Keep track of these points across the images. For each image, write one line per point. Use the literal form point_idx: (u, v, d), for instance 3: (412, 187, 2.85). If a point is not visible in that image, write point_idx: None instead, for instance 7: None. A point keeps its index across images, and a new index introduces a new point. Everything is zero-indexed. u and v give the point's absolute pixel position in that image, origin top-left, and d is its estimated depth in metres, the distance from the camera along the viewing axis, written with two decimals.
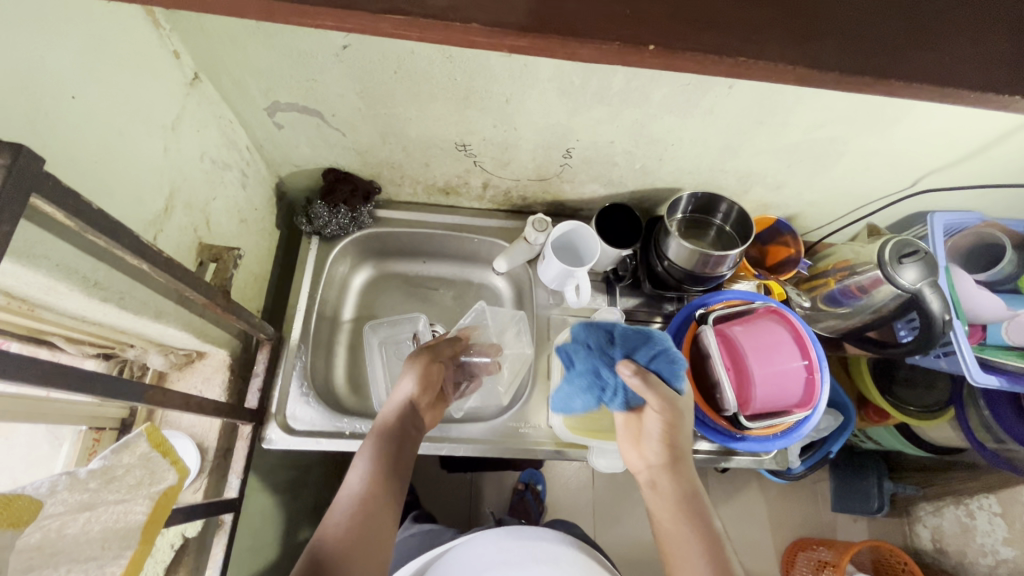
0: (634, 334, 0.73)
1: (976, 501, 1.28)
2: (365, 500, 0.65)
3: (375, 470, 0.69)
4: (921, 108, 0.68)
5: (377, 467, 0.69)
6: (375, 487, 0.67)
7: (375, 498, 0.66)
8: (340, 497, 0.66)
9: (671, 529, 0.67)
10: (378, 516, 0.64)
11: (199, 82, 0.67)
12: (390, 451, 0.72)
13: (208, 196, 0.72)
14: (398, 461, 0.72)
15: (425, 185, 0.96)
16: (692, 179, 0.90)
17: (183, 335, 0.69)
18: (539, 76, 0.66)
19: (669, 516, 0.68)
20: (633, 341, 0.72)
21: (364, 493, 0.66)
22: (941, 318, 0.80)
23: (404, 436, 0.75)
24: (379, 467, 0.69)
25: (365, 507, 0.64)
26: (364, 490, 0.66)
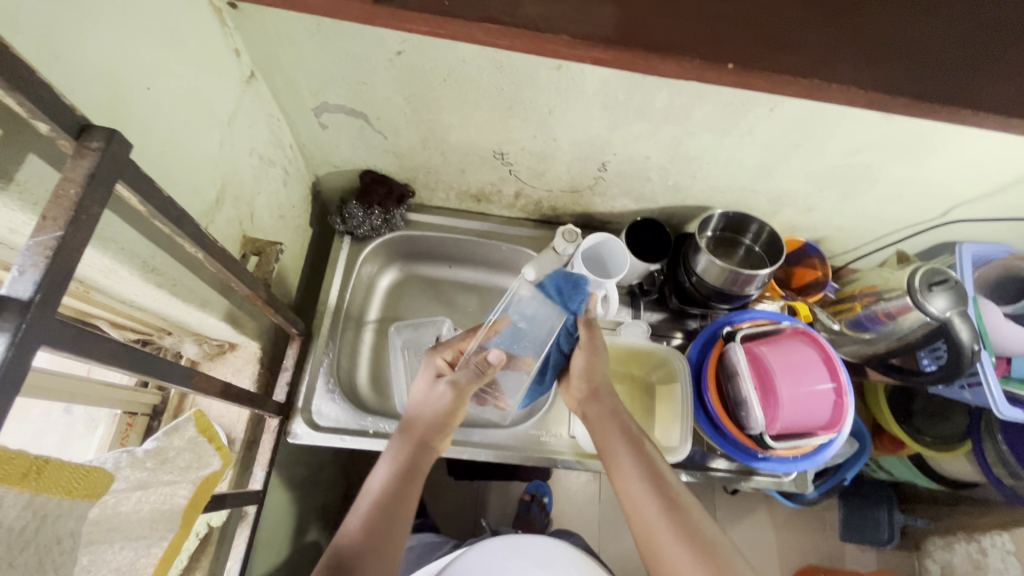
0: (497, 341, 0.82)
1: (988, 537, 1.25)
2: (372, 523, 0.63)
3: (380, 498, 0.66)
4: (958, 138, 0.70)
5: (383, 493, 0.66)
6: (381, 511, 0.64)
7: (381, 523, 0.63)
8: (351, 518, 0.65)
9: (636, 498, 0.68)
10: (388, 536, 0.62)
11: (254, 80, 0.70)
12: (400, 481, 0.68)
13: (254, 191, 0.74)
14: (408, 487, 0.68)
15: (458, 192, 0.98)
16: (723, 198, 0.91)
17: (222, 325, 0.70)
18: (584, 89, 0.68)
19: (633, 487, 0.69)
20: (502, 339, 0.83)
21: (369, 518, 0.63)
22: (970, 348, 0.80)
23: (415, 468, 0.71)
24: (384, 495, 0.66)
25: (370, 532, 0.62)
26: (369, 516, 0.64)
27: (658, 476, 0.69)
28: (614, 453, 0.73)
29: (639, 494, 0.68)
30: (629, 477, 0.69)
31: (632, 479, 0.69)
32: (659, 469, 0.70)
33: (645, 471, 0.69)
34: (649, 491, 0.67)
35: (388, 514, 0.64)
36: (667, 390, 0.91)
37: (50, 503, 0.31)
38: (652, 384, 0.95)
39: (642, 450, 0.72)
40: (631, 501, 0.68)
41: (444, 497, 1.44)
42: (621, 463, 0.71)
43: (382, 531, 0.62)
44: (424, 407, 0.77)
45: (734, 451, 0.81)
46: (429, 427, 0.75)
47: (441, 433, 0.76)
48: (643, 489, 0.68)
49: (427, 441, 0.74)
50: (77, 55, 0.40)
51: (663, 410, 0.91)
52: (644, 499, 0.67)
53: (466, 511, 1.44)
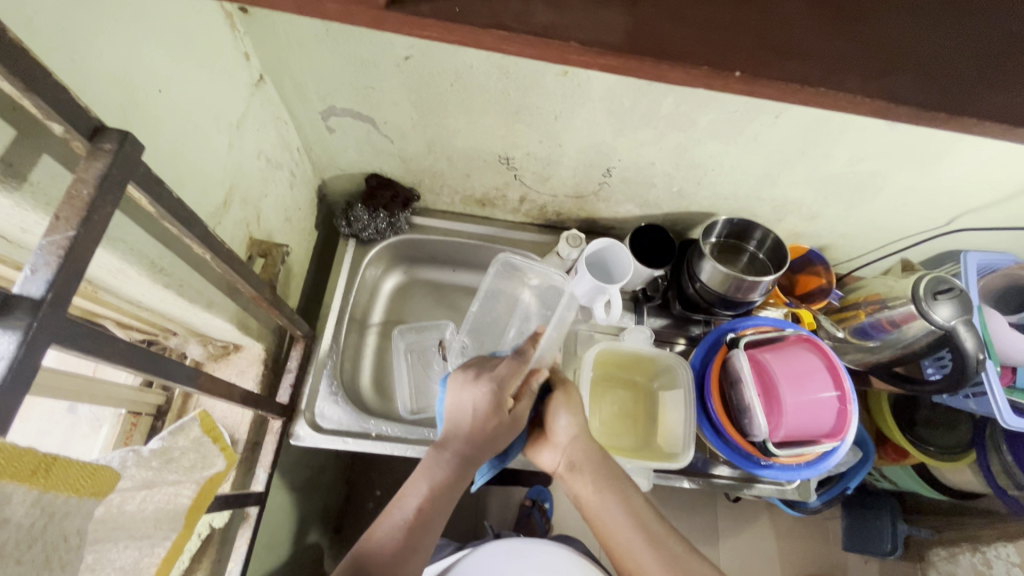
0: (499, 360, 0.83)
1: (993, 549, 1.24)
2: (412, 531, 0.62)
3: (425, 507, 0.64)
4: (964, 148, 0.70)
5: (427, 504, 0.64)
6: (423, 521, 0.63)
7: (421, 532, 0.62)
8: (381, 523, 0.63)
9: (604, 511, 0.69)
10: (421, 547, 0.62)
11: (263, 83, 0.70)
12: (444, 492, 0.66)
13: (260, 193, 0.74)
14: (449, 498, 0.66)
15: (463, 196, 0.98)
16: (727, 205, 0.91)
17: (227, 326, 0.71)
18: (591, 96, 0.69)
19: (630, 541, 0.66)
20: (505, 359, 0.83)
21: (411, 526, 0.62)
22: (976, 357, 0.80)
23: (459, 475, 0.68)
24: (428, 506, 0.64)
25: (410, 539, 0.61)
26: (410, 525, 0.62)
27: (651, 531, 0.67)
28: (600, 504, 0.70)
29: (633, 542, 0.66)
30: (620, 526, 0.68)
31: (627, 534, 0.67)
32: (651, 522, 0.68)
33: (636, 525, 0.67)
34: (646, 545, 0.65)
35: (431, 525, 0.63)
36: (669, 396, 0.91)
37: (58, 500, 0.31)
38: (654, 391, 0.95)
39: (632, 504, 0.69)
40: (626, 552, 0.66)
41: None
42: (610, 516, 0.68)
43: (419, 538, 0.62)
44: (468, 411, 0.71)
45: (737, 458, 0.81)
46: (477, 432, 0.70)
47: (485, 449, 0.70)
48: (640, 541, 0.66)
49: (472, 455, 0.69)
50: (92, 58, 0.41)
51: (664, 417, 0.91)
52: (613, 513, 0.69)
53: (466, 515, 1.44)
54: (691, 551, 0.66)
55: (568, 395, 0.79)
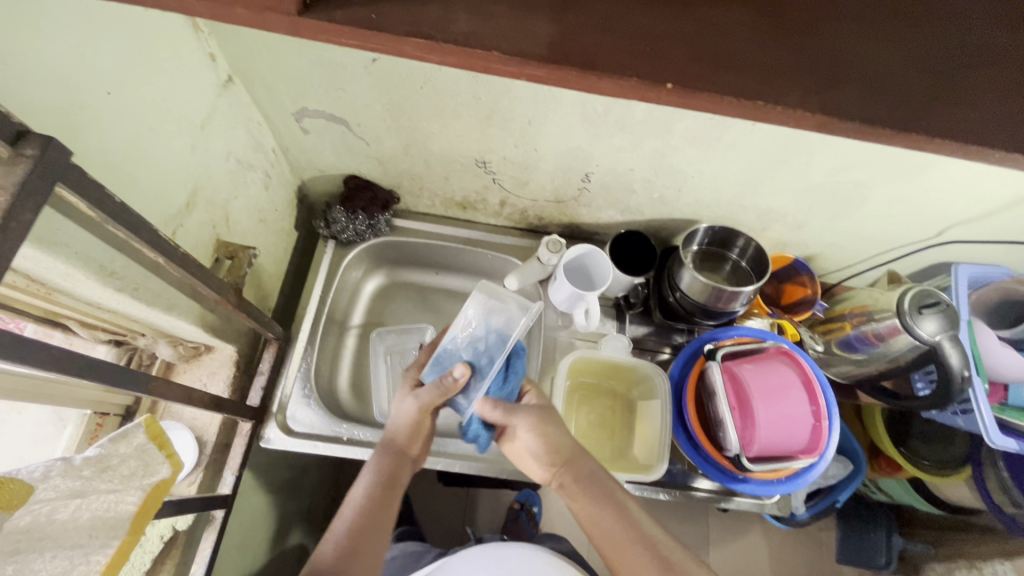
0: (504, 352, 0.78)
1: (989, 566, 1.21)
2: (353, 536, 0.63)
3: (362, 512, 0.65)
4: (949, 159, 0.68)
5: (365, 508, 0.66)
6: (362, 527, 0.64)
7: (360, 538, 0.63)
8: (329, 534, 0.64)
9: (591, 514, 0.68)
10: (366, 554, 0.62)
11: (232, 84, 0.70)
12: (377, 498, 0.67)
13: (230, 194, 0.74)
14: (385, 502, 0.67)
15: (443, 199, 0.97)
16: (710, 212, 0.89)
17: (193, 329, 0.70)
18: (562, 101, 0.67)
19: (614, 534, 0.66)
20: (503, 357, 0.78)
21: (350, 535, 0.63)
22: (960, 374, 0.78)
23: (393, 480, 0.70)
24: (363, 511, 0.65)
25: (351, 544, 0.62)
26: (350, 532, 0.63)
27: (643, 532, 0.66)
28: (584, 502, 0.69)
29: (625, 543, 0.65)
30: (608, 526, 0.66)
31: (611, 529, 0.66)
32: (638, 515, 0.68)
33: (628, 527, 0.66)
34: (631, 537, 0.65)
35: (369, 531, 0.64)
36: (646, 407, 0.89)
37: None
38: (633, 400, 0.93)
39: (618, 499, 0.68)
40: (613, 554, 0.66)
41: (432, 504, 1.44)
42: (596, 519, 0.67)
43: (362, 544, 0.62)
44: (395, 422, 0.73)
45: (712, 472, 0.79)
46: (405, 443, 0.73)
47: (418, 442, 0.74)
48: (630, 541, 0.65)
49: (404, 453, 0.72)
50: (26, 61, 0.41)
51: (643, 425, 0.88)
52: (602, 516, 0.67)
53: (453, 519, 1.43)
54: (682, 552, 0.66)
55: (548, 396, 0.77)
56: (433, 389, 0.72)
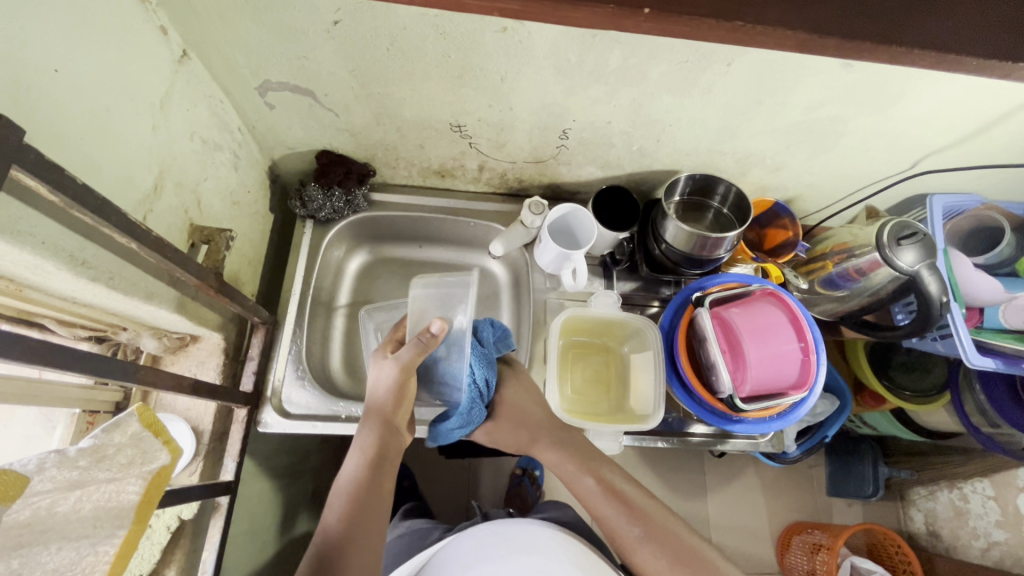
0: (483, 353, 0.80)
1: (970, 485, 1.33)
2: (348, 520, 0.64)
3: (353, 497, 0.67)
4: (923, 85, 0.68)
5: (355, 491, 0.68)
6: (356, 510, 0.65)
7: (357, 519, 0.65)
8: (325, 520, 0.66)
9: (589, 498, 0.75)
10: (365, 533, 0.64)
11: (187, 59, 0.66)
12: (369, 477, 0.69)
13: (199, 176, 0.71)
14: (376, 481, 0.69)
15: (420, 168, 0.95)
16: (689, 161, 0.89)
17: (176, 318, 0.69)
18: (534, 53, 0.66)
19: (605, 510, 0.74)
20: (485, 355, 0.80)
21: (343, 520, 0.64)
22: (940, 300, 0.80)
23: (383, 455, 0.71)
24: (356, 492, 0.67)
25: (348, 530, 0.63)
26: (345, 516, 0.65)
27: (627, 497, 0.74)
28: (580, 486, 0.76)
29: (618, 523, 0.73)
30: (604, 507, 0.74)
31: (603, 506, 0.74)
32: (629, 493, 0.75)
33: (623, 507, 0.73)
34: (625, 516, 0.73)
35: (363, 513, 0.65)
36: (639, 359, 0.90)
37: None
38: (626, 356, 0.94)
39: (609, 478, 0.76)
40: (600, 515, 0.75)
41: (435, 477, 1.46)
42: (583, 488, 0.76)
43: (359, 527, 0.64)
44: (375, 393, 0.73)
45: (708, 416, 0.81)
46: (392, 418, 0.73)
47: (402, 408, 0.74)
48: (611, 504, 0.74)
49: (390, 423, 0.73)
50: None
51: (637, 378, 0.90)
52: (598, 501, 0.75)
53: (457, 489, 1.46)
54: (662, 509, 0.75)
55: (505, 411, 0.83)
56: (413, 347, 0.71)
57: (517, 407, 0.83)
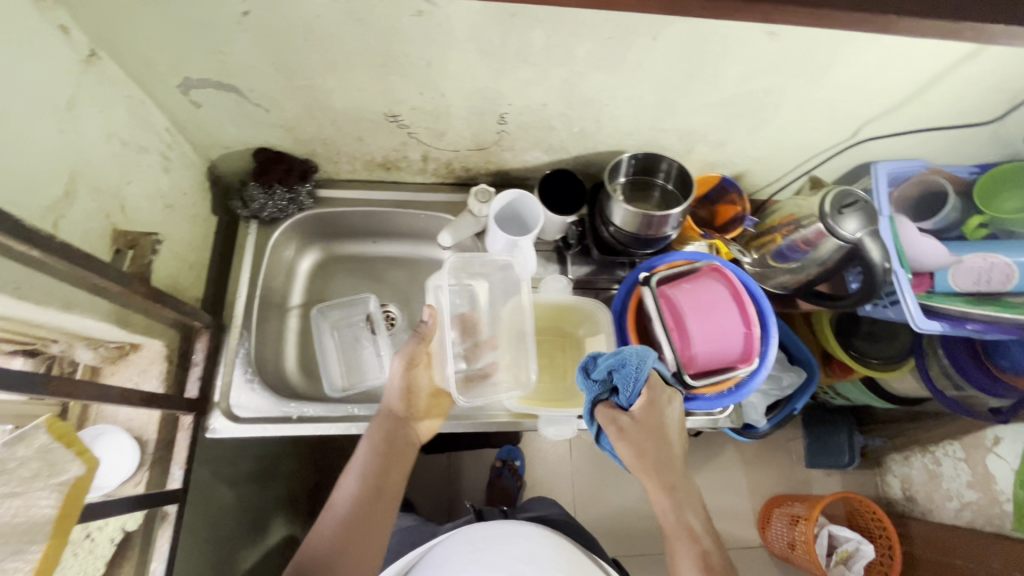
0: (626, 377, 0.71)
1: (941, 448, 1.36)
2: (348, 518, 0.75)
3: (358, 495, 0.77)
4: (850, 51, 0.68)
5: (361, 488, 0.77)
6: (356, 508, 0.76)
7: (356, 517, 0.75)
8: (329, 513, 0.76)
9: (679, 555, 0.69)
10: (360, 532, 0.74)
11: (97, 59, 0.64)
12: (374, 476, 0.78)
13: (121, 179, 0.69)
14: (374, 494, 0.77)
15: (364, 161, 0.93)
16: (633, 140, 0.88)
17: (106, 326, 0.67)
18: (456, 36, 0.64)
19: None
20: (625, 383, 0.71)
21: (344, 517, 0.75)
22: (882, 266, 0.82)
23: (390, 455, 0.80)
24: (354, 503, 0.76)
25: (345, 527, 0.74)
26: (347, 513, 0.75)
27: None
28: (676, 540, 0.70)
29: None
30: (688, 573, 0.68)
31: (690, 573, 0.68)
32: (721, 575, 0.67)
33: None
34: None
35: (365, 509, 0.76)
36: (592, 341, 0.89)
37: None
38: (580, 339, 0.92)
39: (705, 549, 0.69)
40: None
41: (413, 474, 1.45)
42: (680, 543, 0.70)
43: (355, 525, 0.74)
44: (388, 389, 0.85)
45: None
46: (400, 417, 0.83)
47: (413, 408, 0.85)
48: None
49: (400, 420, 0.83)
50: None
51: None
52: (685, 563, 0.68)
53: (435, 485, 1.45)
54: None
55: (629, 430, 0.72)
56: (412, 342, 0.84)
57: (651, 433, 0.72)
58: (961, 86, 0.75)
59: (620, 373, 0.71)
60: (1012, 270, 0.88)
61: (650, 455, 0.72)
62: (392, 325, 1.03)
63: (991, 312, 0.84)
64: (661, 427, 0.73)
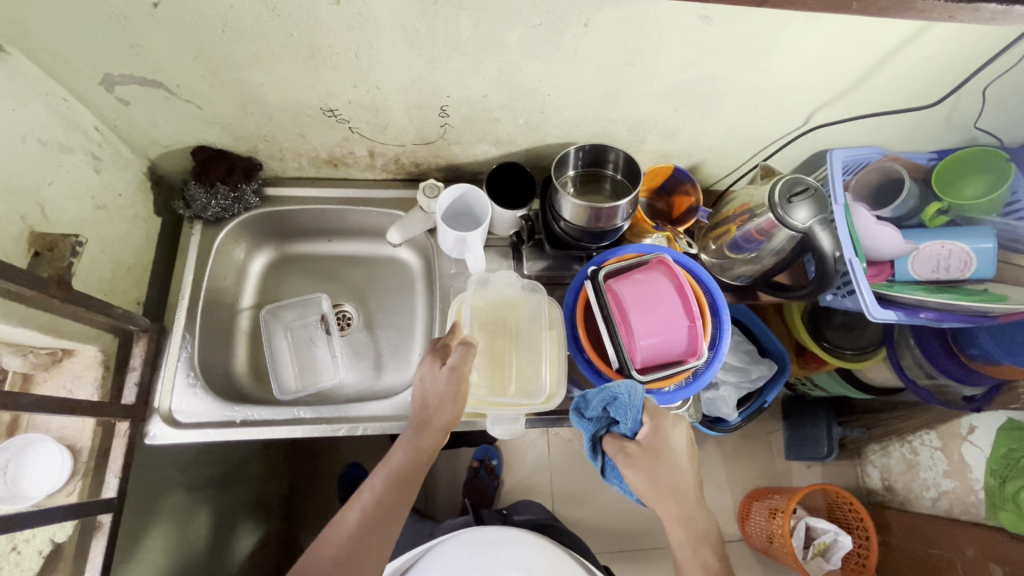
0: (626, 408, 0.69)
1: (918, 438, 1.35)
2: (367, 524, 0.67)
3: (379, 499, 0.69)
4: (787, 35, 0.67)
5: (384, 494, 0.69)
6: (377, 514, 0.68)
7: (374, 526, 0.67)
8: (338, 523, 0.68)
9: None
10: (375, 542, 0.66)
11: (6, 55, 0.62)
12: (400, 483, 0.70)
13: (38, 180, 0.67)
14: (397, 503, 0.69)
15: (309, 158, 0.91)
16: (581, 132, 0.86)
17: (25, 331, 0.65)
18: (379, 25, 0.62)
19: None
20: (622, 412, 0.69)
21: (361, 527, 0.67)
22: (833, 255, 0.81)
23: (420, 462, 0.72)
24: (374, 509, 0.68)
25: (361, 535, 0.66)
26: (364, 520, 0.67)
27: None
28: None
29: None
30: None
31: None
32: None
33: None
34: None
35: (384, 515, 0.68)
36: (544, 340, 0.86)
37: None
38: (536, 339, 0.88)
39: None
40: None
41: None
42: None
43: (373, 536, 0.66)
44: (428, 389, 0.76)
45: None
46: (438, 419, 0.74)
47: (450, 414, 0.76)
48: None
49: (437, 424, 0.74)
50: None
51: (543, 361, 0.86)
52: None
53: None
54: None
55: (639, 453, 0.69)
56: (464, 354, 0.75)
57: (661, 457, 0.69)
58: (906, 70, 0.74)
59: (617, 406, 0.70)
60: (970, 256, 0.87)
61: (663, 482, 0.68)
62: (347, 326, 1.01)
63: (946, 300, 0.82)
64: (673, 452, 0.69)
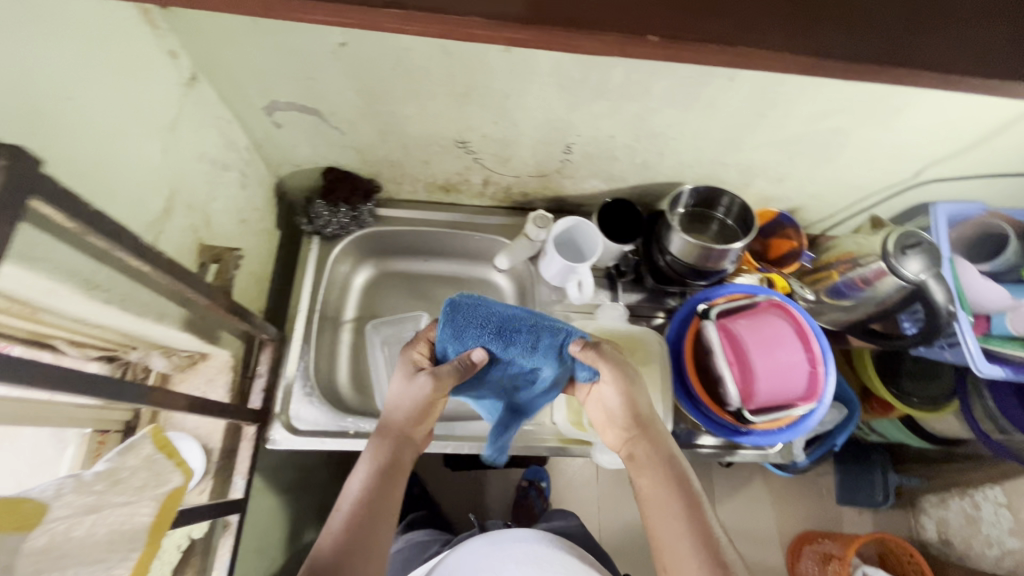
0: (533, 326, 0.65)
1: (981, 492, 1.30)
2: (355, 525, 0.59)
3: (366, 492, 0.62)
4: (924, 98, 0.69)
5: (364, 498, 0.62)
6: (368, 505, 0.61)
7: (365, 523, 0.60)
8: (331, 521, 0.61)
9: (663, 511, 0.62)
10: (367, 538, 0.59)
11: (197, 83, 0.68)
12: (381, 484, 0.63)
13: (207, 196, 0.72)
14: (387, 489, 0.63)
15: (426, 183, 0.96)
16: (692, 173, 0.89)
17: (185, 336, 0.70)
18: (537, 71, 0.66)
19: (680, 535, 0.60)
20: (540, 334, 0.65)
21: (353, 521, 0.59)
22: (946, 308, 0.82)
23: (396, 466, 0.66)
24: (360, 507, 0.61)
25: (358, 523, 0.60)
26: (351, 521, 0.60)
27: (710, 536, 0.59)
28: (662, 503, 0.63)
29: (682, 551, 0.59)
30: (677, 533, 0.60)
31: (679, 530, 0.60)
32: (712, 529, 0.60)
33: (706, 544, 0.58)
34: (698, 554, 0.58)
35: (377, 506, 0.61)
36: None
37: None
38: None
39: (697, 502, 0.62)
40: (668, 541, 0.60)
41: (444, 490, 1.45)
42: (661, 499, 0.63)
43: (368, 530, 0.59)
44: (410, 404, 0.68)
45: (717, 430, 0.80)
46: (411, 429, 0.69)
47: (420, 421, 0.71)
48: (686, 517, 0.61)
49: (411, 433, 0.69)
50: None
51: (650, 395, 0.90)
52: (673, 519, 0.61)
53: (462, 502, 1.44)
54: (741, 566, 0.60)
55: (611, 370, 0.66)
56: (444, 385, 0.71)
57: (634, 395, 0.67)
58: None
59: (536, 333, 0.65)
60: None
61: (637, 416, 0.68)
62: None
63: None
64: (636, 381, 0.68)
